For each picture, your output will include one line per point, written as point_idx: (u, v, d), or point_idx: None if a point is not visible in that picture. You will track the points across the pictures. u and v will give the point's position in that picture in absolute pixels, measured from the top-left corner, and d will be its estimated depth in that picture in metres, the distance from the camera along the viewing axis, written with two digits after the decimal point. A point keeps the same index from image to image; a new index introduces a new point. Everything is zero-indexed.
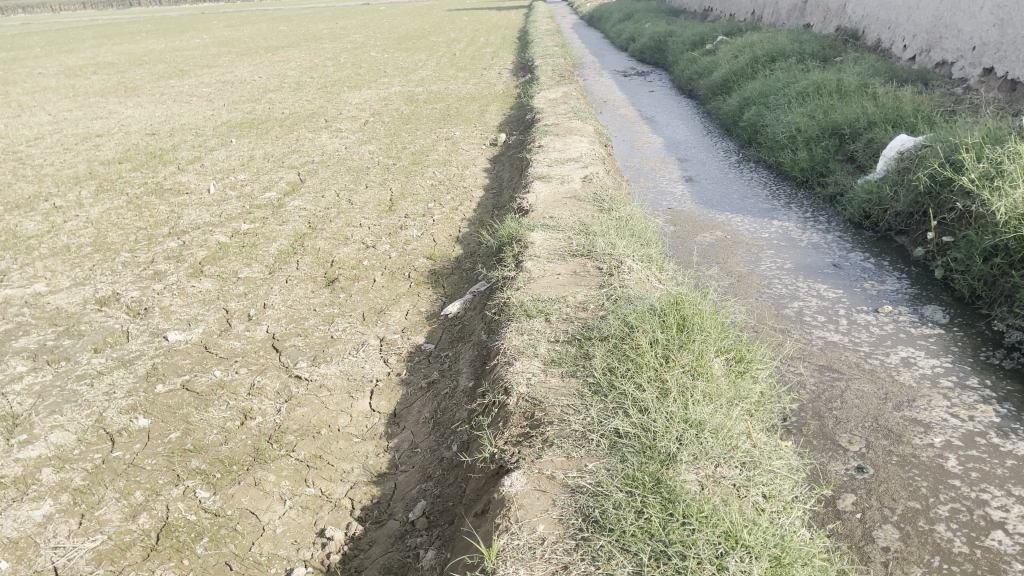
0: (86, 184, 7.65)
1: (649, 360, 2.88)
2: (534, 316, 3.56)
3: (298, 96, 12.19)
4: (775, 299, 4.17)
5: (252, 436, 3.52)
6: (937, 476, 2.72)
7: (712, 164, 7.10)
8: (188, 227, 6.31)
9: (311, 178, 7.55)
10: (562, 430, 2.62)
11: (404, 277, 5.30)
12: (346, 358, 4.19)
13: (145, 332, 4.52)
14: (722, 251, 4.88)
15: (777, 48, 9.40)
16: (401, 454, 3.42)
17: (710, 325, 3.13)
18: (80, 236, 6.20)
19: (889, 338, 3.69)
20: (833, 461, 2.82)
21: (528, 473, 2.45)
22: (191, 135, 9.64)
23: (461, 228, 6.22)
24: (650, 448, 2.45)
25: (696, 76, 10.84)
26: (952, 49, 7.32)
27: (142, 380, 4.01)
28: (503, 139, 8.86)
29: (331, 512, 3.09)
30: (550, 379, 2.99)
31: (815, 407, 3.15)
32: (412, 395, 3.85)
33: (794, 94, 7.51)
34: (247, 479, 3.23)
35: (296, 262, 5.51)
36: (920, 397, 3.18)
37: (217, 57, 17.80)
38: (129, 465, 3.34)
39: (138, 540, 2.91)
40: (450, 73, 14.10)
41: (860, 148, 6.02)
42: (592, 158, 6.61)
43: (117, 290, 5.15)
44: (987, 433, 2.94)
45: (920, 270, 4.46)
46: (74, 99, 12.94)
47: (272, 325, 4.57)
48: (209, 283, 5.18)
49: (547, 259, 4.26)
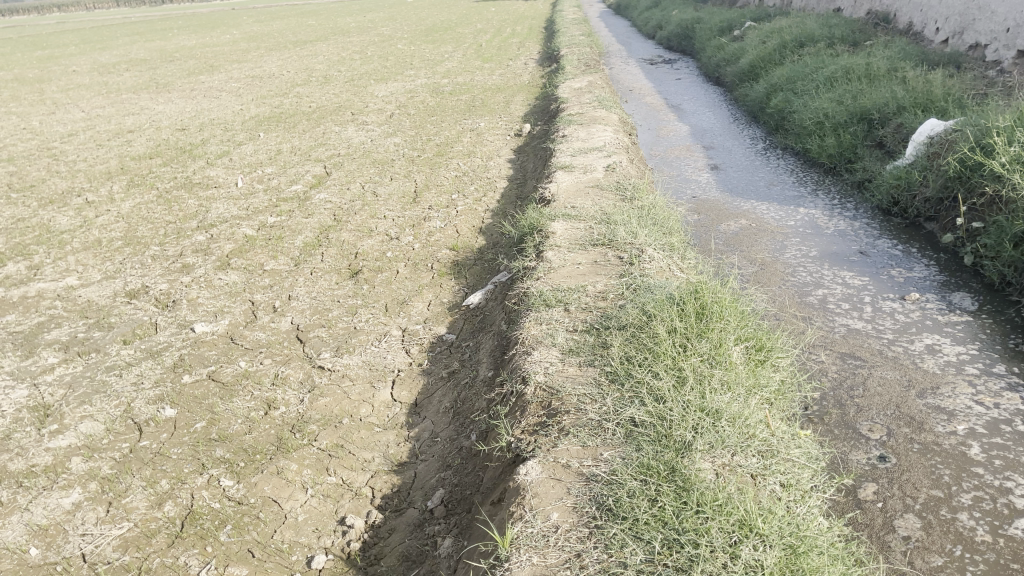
0: (118, 180, 7.79)
1: (667, 349, 2.85)
2: (553, 306, 3.56)
3: (326, 89, 12.27)
4: (798, 286, 4.11)
5: (275, 426, 3.57)
6: (960, 464, 2.67)
7: (738, 151, 7.03)
8: (217, 220, 6.39)
9: (337, 171, 7.61)
10: (578, 419, 2.62)
11: (427, 268, 5.33)
12: (369, 348, 4.23)
13: (173, 324, 4.60)
14: (746, 239, 4.83)
15: (806, 33, 9.25)
16: (422, 443, 3.45)
17: (731, 313, 3.10)
18: (112, 230, 6.32)
19: (914, 325, 3.63)
20: (855, 450, 2.79)
21: (543, 462, 2.45)
22: (221, 129, 9.77)
23: (484, 219, 6.24)
24: (666, 436, 2.44)
25: (723, 63, 10.71)
26: (985, 31, 7.16)
27: (170, 371, 4.08)
28: (528, 129, 8.85)
29: (352, 500, 3.12)
30: (568, 368, 2.99)
31: (837, 395, 3.11)
32: (433, 385, 3.87)
33: (822, 79, 7.38)
34: (270, 468, 3.27)
35: (321, 254, 5.56)
36: (945, 384, 3.13)
37: (247, 52, 17.98)
38: (156, 454, 3.40)
39: (164, 528, 2.97)
40: (476, 64, 14.10)
41: (889, 133, 5.91)
42: (616, 147, 6.58)
43: (147, 283, 5.24)
44: (1013, 421, 2.88)
45: (949, 257, 4.38)
46: (108, 95, 13.18)
47: (296, 317, 4.62)
48: (236, 275, 5.25)
49: (568, 249, 4.25)
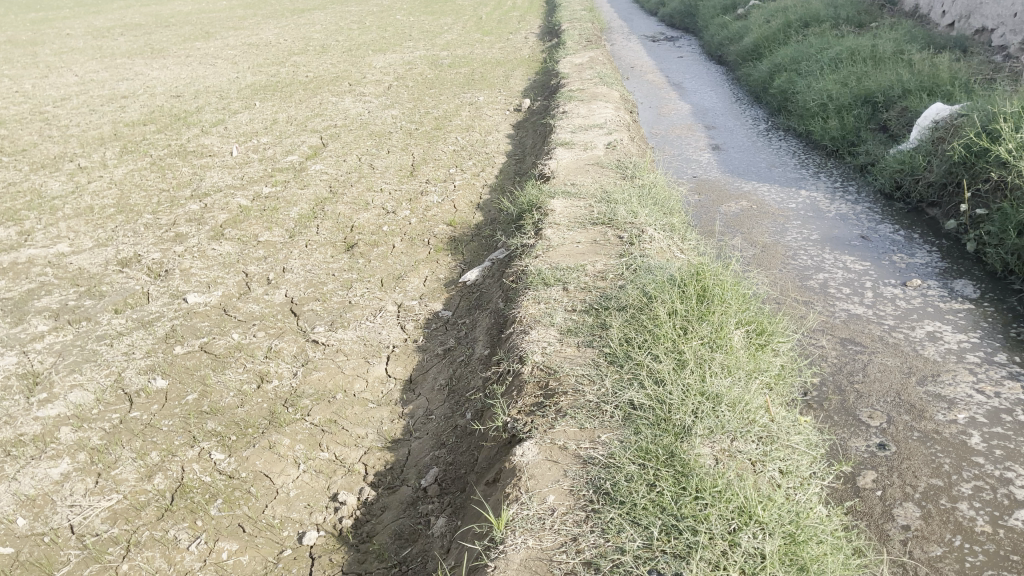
0: (111, 146, 7.68)
1: (667, 331, 2.81)
2: (552, 285, 3.51)
3: (323, 59, 12.11)
4: (799, 270, 4.08)
5: (268, 400, 3.53)
6: (960, 453, 2.67)
7: (739, 132, 6.96)
8: (210, 190, 6.31)
9: (333, 142, 7.51)
10: (576, 401, 2.58)
11: (424, 243, 5.27)
12: (364, 323, 4.18)
13: (166, 294, 4.54)
14: (746, 221, 4.79)
15: (811, 13, 9.13)
16: (416, 421, 3.41)
17: (732, 296, 3.05)
18: (104, 197, 6.23)
19: (915, 312, 3.60)
20: (855, 437, 2.77)
21: (540, 443, 2.42)
22: (216, 97, 9.64)
23: (482, 194, 6.17)
24: (665, 420, 2.40)
25: (726, 42, 10.58)
26: (992, 16, 7.06)
27: (162, 342, 4.03)
28: (527, 104, 8.75)
29: (345, 476, 3.09)
30: (566, 348, 2.95)
31: (837, 381, 3.09)
32: (428, 361, 3.83)
33: (827, 60, 7.29)
34: (262, 442, 3.23)
35: (316, 226, 5.49)
36: (945, 372, 3.11)
37: (243, 19, 17.75)
38: (147, 426, 3.36)
39: (153, 500, 2.93)
40: (475, 37, 13.92)
41: (893, 117, 5.83)
42: (617, 125, 6.49)
43: (139, 252, 5.17)
44: (1014, 410, 2.87)
45: (951, 243, 4.34)
46: (102, 60, 12.98)
47: (291, 289, 4.57)
48: (230, 246, 5.19)
49: (568, 227, 4.20)
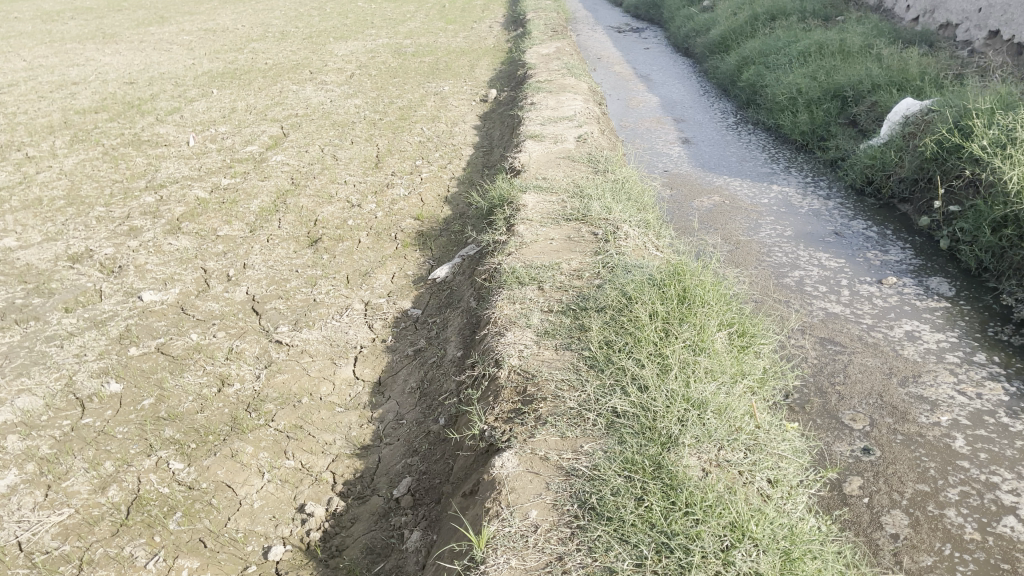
0: (61, 134, 7.37)
1: (648, 334, 2.71)
2: (526, 284, 3.40)
3: (283, 45, 11.82)
4: (775, 267, 4.02)
5: (229, 405, 3.37)
6: (945, 457, 2.64)
7: (709, 125, 6.91)
8: (167, 181, 6.08)
9: (295, 132, 7.30)
10: (556, 408, 2.48)
11: (391, 238, 5.12)
12: (330, 322, 4.03)
13: (120, 292, 4.34)
14: (720, 217, 4.73)
15: (777, 7, 9.12)
16: (386, 426, 3.28)
17: (713, 298, 2.97)
18: (53, 189, 5.96)
19: (893, 311, 3.57)
20: (839, 442, 2.72)
21: (520, 453, 2.31)
22: (171, 84, 9.33)
23: (450, 188, 6.03)
24: (650, 429, 2.31)
25: (693, 34, 10.54)
26: (957, 11, 7.08)
27: (115, 343, 3.84)
28: (494, 95, 8.61)
29: (312, 486, 2.95)
30: (544, 351, 2.84)
31: (818, 383, 3.04)
32: (398, 363, 3.70)
33: (795, 53, 7.27)
34: (223, 450, 3.08)
35: (278, 220, 5.31)
36: (926, 373, 3.08)
37: (199, 4, 17.29)
38: (100, 433, 3.19)
39: (108, 514, 2.76)
40: (439, 25, 13.70)
41: (863, 111, 5.82)
42: (587, 117, 6.40)
43: (91, 246, 4.94)
44: (996, 412, 2.86)
45: (924, 240, 4.32)
46: (51, 44, 12.52)
47: (252, 286, 4.39)
48: (187, 241, 4.99)
49: (541, 223, 4.09)
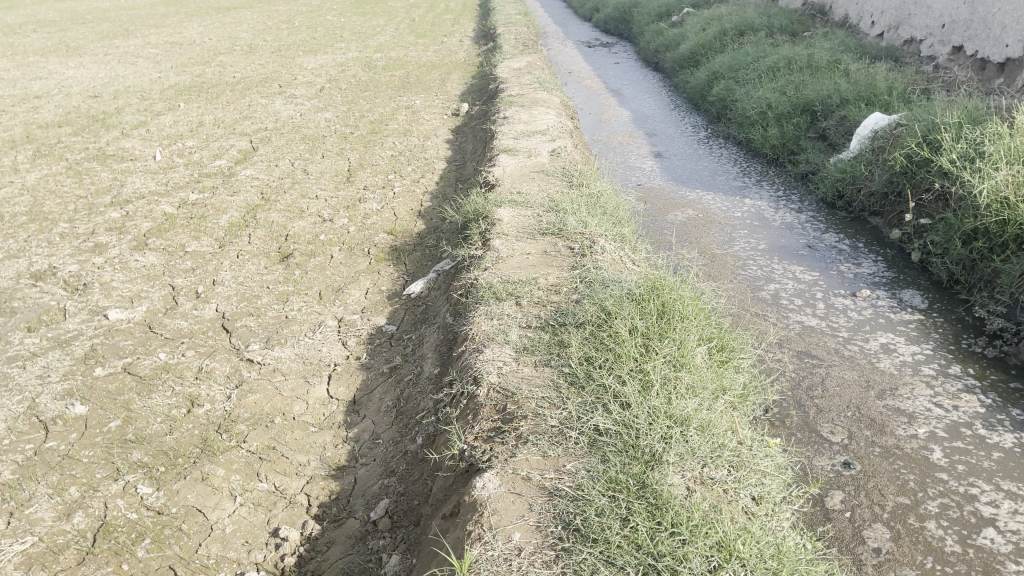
0: (23, 149, 7.23)
1: (628, 350, 2.69)
2: (504, 299, 3.37)
3: (251, 59, 11.73)
4: (750, 281, 4.03)
5: (200, 426, 3.28)
6: (924, 469, 2.64)
7: (680, 139, 6.95)
8: (133, 196, 5.97)
9: (264, 146, 7.21)
10: (537, 426, 2.44)
11: (364, 253, 5.06)
12: (302, 340, 3.96)
13: (84, 310, 4.25)
14: (694, 230, 4.74)
15: (745, 22, 9.24)
16: (362, 445, 3.20)
17: (692, 312, 2.96)
18: (15, 205, 5.84)
19: (868, 323, 3.59)
20: (819, 455, 2.72)
21: (501, 474, 2.26)
22: (137, 98, 9.20)
23: (423, 202, 5.99)
24: (633, 447, 2.28)
25: (662, 49, 10.63)
26: (921, 26, 7.20)
27: (80, 363, 3.75)
28: (466, 109, 8.60)
29: (286, 509, 2.86)
30: (523, 368, 2.81)
31: (796, 396, 3.04)
32: (373, 381, 3.64)
33: (764, 68, 7.35)
34: (194, 473, 2.99)
35: (248, 235, 5.23)
36: (902, 386, 3.10)
37: (166, 17, 17.11)
38: (64, 457, 3.09)
39: (73, 542, 2.66)
40: (409, 39, 13.68)
41: (832, 125, 5.88)
42: (560, 131, 6.40)
43: (55, 264, 4.84)
44: (973, 424, 2.87)
45: (896, 252, 4.36)
46: (13, 57, 12.31)
47: (222, 303, 4.31)
48: (154, 257, 4.89)
49: (516, 237, 4.06)
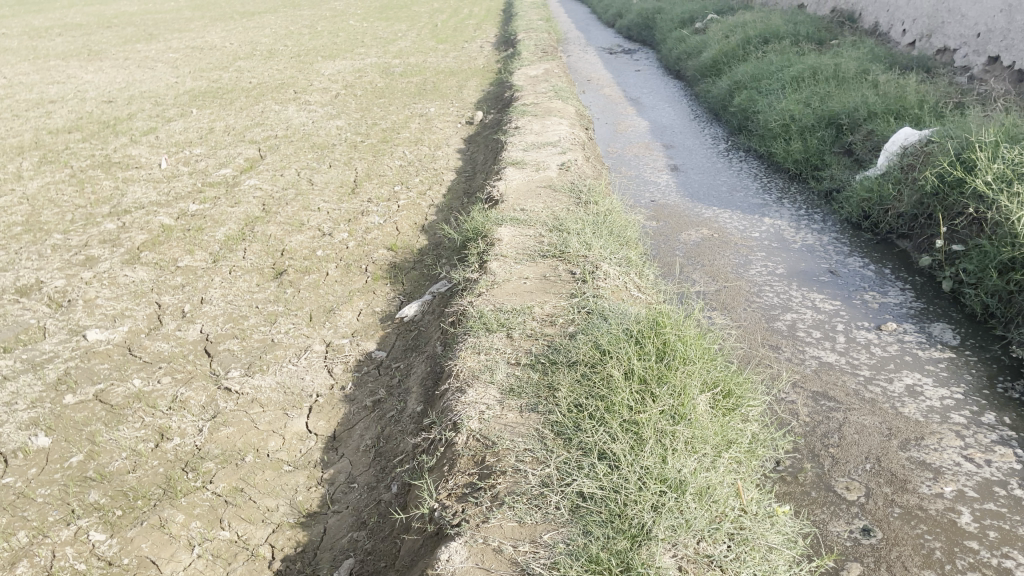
0: (30, 155, 7.10)
1: (623, 398, 2.42)
2: (494, 331, 3.11)
3: (270, 64, 11.59)
4: (764, 310, 3.75)
5: (166, 463, 3.06)
6: (951, 536, 2.34)
7: (699, 152, 6.66)
8: (132, 206, 5.80)
9: (272, 154, 7.02)
10: (515, 486, 2.18)
11: (361, 271, 4.82)
12: (286, 367, 3.72)
13: (64, 330, 4.05)
14: (707, 252, 4.46)
15: (770, 30, 8.91)
16: (336, 489, 2.96)
17: (697, 353, 2.68)
18: (12, 215, 5.69)
19: (892, 361, 3.29)
20: (835, 520, 2.43)
21: (470, 543, 2.00)
22: (150, 103, 9.06)
23: (428, 216, 5.75)
24: (619, 517, 2.02)
25: (684, 56, 10.32)
26: (954, 35, 6.85)
27: (51, 389, 3.54)
28: (480, 117, 8.36)
29: (246, 563, 2.62)
30: (507, 414, 2.55)
31: (811, 446, 2.76)
32: (355, 415, 3.39)
33: (788, 78, 7.03)
34: (152, 519, 2.76)
35: (244, 249, 5.01)
36: (930, 435, 2.80)
37: (191, 21, 17.06)
38: (18, 496, 2.88)
39: None
40: (429, 44, 13.48)
41: (859, 140, 5.56)
42: (572, 143, 6.13)
43: (42, 278, 4.66)
44: (1008, 483, 2.56)
45: (925, 280, 4.05)
46: (35, 61, 12.27)
47: (207, 324, 4.09)
48: (144, 272, 4.69)
49: (515, 260, 3.80)
